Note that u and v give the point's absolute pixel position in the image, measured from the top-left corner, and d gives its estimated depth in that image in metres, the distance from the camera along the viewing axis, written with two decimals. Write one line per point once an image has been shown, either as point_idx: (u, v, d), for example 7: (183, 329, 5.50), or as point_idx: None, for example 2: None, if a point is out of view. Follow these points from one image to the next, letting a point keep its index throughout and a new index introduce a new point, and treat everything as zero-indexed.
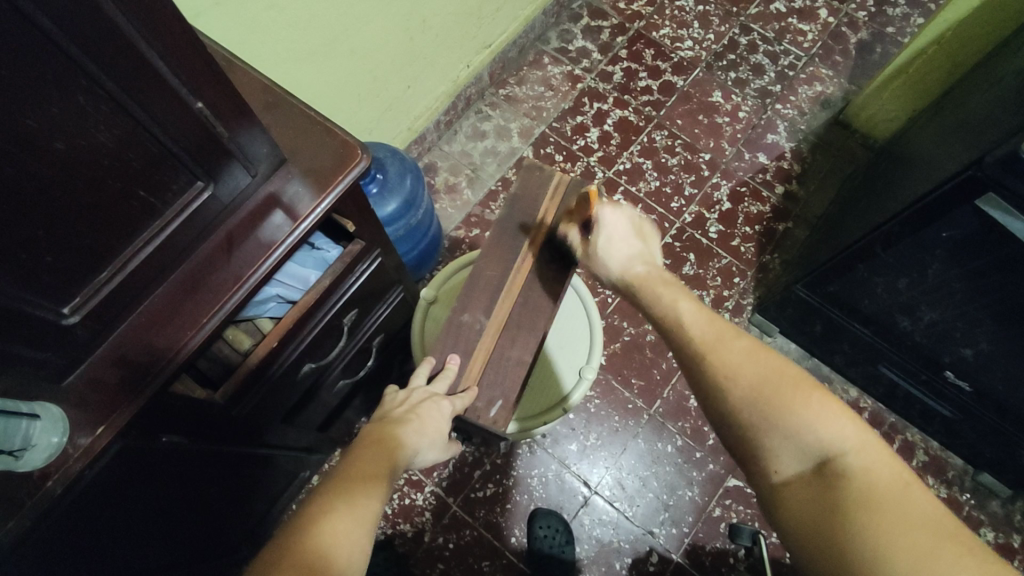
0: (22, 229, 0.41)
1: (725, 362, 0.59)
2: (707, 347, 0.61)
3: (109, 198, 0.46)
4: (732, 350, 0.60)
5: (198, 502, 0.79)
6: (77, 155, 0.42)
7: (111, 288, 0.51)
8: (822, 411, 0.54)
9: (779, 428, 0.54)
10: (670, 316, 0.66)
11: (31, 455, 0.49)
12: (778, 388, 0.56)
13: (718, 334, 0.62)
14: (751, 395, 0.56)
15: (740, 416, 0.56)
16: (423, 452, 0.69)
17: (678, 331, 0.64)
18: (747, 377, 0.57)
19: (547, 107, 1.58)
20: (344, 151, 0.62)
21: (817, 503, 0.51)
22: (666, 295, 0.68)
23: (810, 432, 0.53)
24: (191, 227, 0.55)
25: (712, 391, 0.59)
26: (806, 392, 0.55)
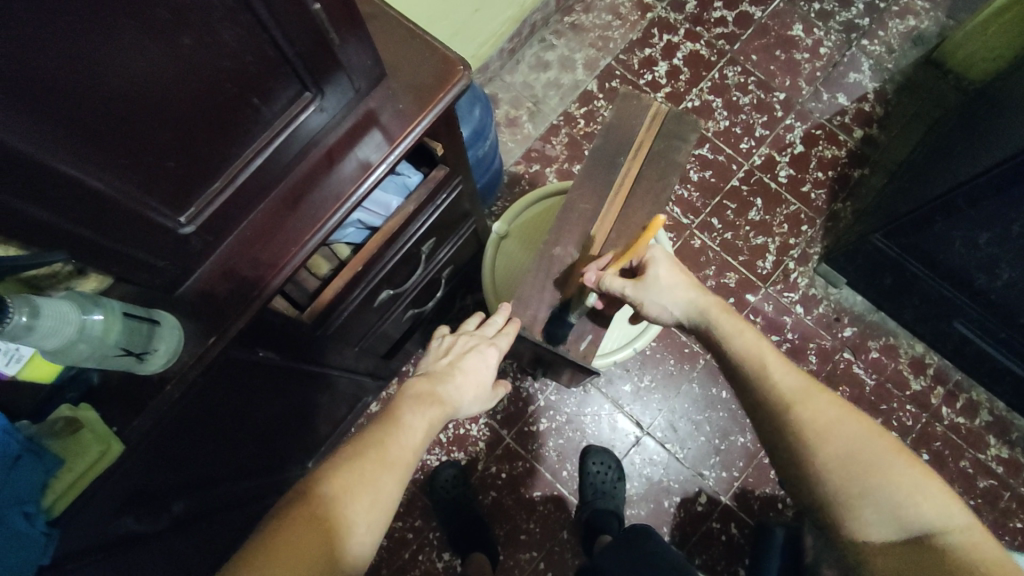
0: (149, 130, 0.41)
1: (815, 422, 0.58)
2: (793, 400, 0.59)
3: (226, 103, 0.44)
4: (823, 410, 0.59)
5: (276, 418, 0.83)
6: (203, 54, 0.40)
7: (223, 199, 0.51)
8: (918, 486, 0.53)
9: (875, 494, 0.54)
10: (755, 369, 0.62)
11: (152, 360, 0.50)
12: (872, 459, 0.55)
13: (805, 387, 0.60)
14: (843, 459, 0.56)
15: (826, 481, 0.56)
16: (468, 406, 0.68)
17: (761, 385, 0.62)
18: (837, 441, 0.57)
19: (613, 37, 1.50)
20: (445, 68, 0.59)
21: (912, 573, 0.50)
22: (748, 339, 0.65)
23: (908, 503, 0.53)
24: (296, 141, 0.54)
25: (797, 456, 0.58)
26: (898, 459, 0.55)
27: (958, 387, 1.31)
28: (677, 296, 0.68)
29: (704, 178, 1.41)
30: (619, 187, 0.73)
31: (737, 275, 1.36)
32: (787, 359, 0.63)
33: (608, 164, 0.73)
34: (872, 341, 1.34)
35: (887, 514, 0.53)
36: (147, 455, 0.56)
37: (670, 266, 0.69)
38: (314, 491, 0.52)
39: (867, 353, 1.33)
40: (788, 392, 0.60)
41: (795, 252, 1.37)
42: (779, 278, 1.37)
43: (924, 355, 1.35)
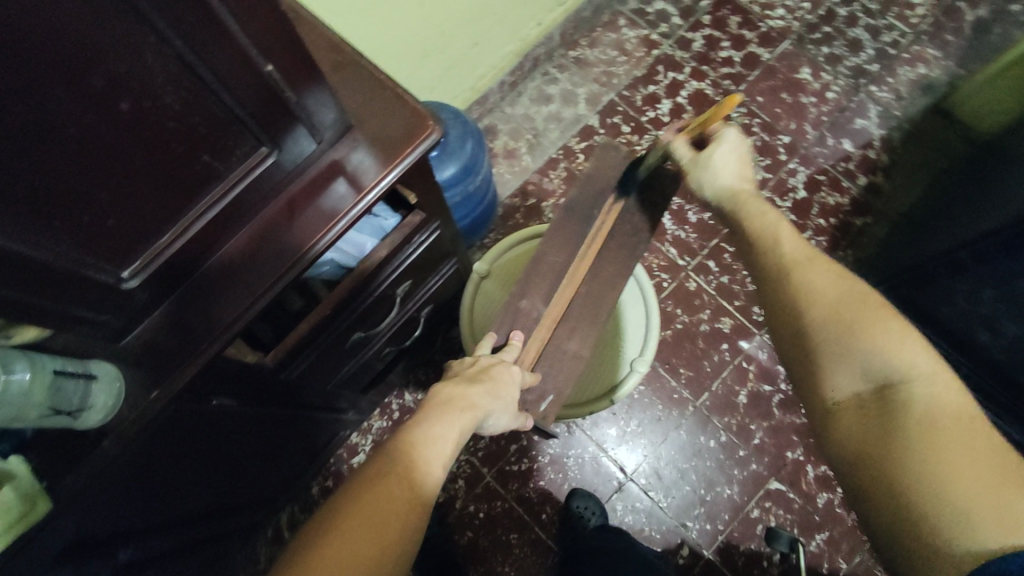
0: (84, 192, 0.39)
1: (811, 282, 0.59)
2: (794, 267, 0.60)
3: (172, 162, 0.43)
4: (819, 272, 0.59)
5: (242, 456, 0.81)
6: (145, 117, 0.39)
7: (171, 254, 0.49)
8: (896, 338, 0.53)
9: (857, 345, 0.54)
10: (767, 235, 0.64)
11: (87, 417, 0.48)
12: (860, 313, 0.55)
13: (810, 256, 0.61)
14: (830, 311, 0.56)
15: (809, 333, 0.57)
16: (495, 416, 0.67)
17: (771, 249, 0.63)
18: (827, 297, 0.57)
19: (617, 73, 1.49)
20: (414, 121, 0.58)
21: (871, 430, 0.51)
22: (768, 218, 0.66)
23: (885, 355, 0.53)
24: (251, 194, 0.52)
25: (786, 303, 0.60)
26: (891, 319, 0.55)
27: None
28: (724, 174, 0.70)
29: (702, 219, 1.39)
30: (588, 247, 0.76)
31: (731, 320, 1.33)
32: (800, 238, 0.63)
33: (579, 218, 0.77)
34: None
35: (861, 364, 0.54)
36: (84, 508, 0.54)
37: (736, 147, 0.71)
38: (373, 474, 0.55)
39: None
40: (789, 258, 0.61)
41: None
42: None
43: None
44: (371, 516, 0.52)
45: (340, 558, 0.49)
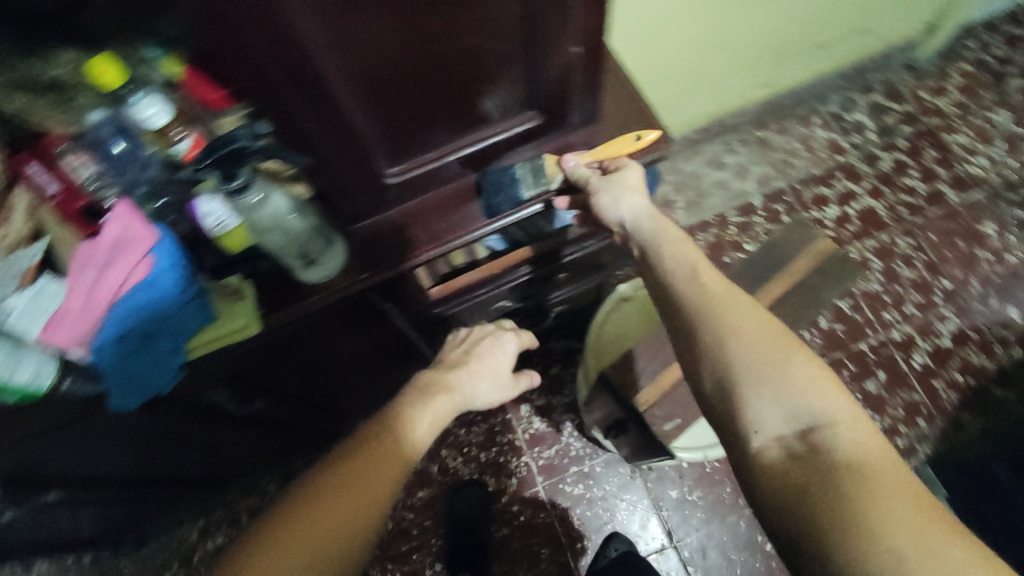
0: (406, 93, 0.50)
1: (740, 322, 0.54)
2: (712, 306, 0.56)
3: (469, 97, 0.53)
4: (736, 308, 0.55)
5: (364, 366, 0.91)
6: (475, 55, 0.49)
7: (426, 169, 0.60)
8: (810, 378, 0.51)
9: (786, 387, 0.51)
10: (684, 266, 0.59)
11: (313, 270, 0.60)
12: (776, 352, 0.52)
13: (726, 290, 0.57)
14: (753, 352, 0.53)
15: (732, 374, 0.53)
16: (484, 393, 0.72)
17: (685, 282, 0.58)
18: (750, 336, 0.54)
19: (795, 165, 1.53)
20: (647, 134, 0.66)
21: (799, 483, 0.48)
22: (677, 245, 0.61)
23: (804, 398, 0.51)
24: (500, 146, 0.62)
25: (707, 344, 0.55)
26: (801, 353, 0.53)
27: None
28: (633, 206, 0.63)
29: (833, 329, 1.36)
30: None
31: None
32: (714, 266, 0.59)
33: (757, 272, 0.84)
34: None
35: (782, 406, 0.51)
36: (270, 340, 0.65)
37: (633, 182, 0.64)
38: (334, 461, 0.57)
39: None
40: (707, 292, 0.57)
41: (900, 440, 1.28)
42: None
43: None
44: (326, 501, 0.53)
45: (287, 541, 0.51)
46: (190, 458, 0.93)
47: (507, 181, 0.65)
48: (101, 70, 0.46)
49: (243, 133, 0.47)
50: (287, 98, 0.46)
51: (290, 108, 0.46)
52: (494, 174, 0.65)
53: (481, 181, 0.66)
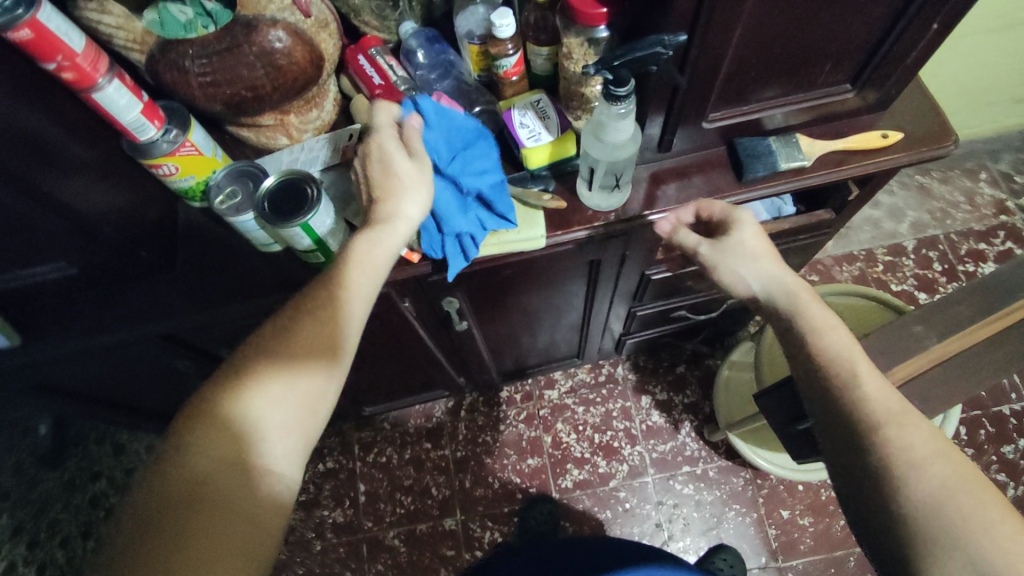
0: (774, 42, 0.51)
1: (919, 446, 0.49)
2: (888, 420, 0.51)
3: (813, 57, 0.55)
4: (919, 436, 0.50)
5: (553, 305, 0.95)
6: (852, 14, 0.50)
7: (729, 121, 0.61)
8: (1011, 534, 0.45)
9: (968, 538, 0.45)
10: (844, 375, 0.54)
11: (593, 196, 0.63)
12: (965, 499, 0.47)
13: (904, 413, 0.51)
14: (940, 491, 0.47)
15: (911, 512, 0.48)
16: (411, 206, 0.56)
17: (848, 393, 0.53)
18: (935, 471, 0.48)
19: (955, 216, 1.50)
20: (939, 130, 0.64)
21: None
22: (836, 347, 0.55)
23: (1007, 559, 0.44)
24: (796, 115, 0.63)
25: (878, 474, 0.50)
26: (995, 499, 0.47)
27: None
28: (760, 271, 0.59)
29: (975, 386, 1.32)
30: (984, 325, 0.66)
31: None
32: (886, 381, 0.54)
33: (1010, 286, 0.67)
34: None
35: (980, 565, 0.44)
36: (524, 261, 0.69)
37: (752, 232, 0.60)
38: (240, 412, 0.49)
39: None
40: (882, 411, 0.51)
41: None
42: None
43: None
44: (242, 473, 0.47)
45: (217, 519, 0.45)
46: (363, 363, 0.98)
47: (766, 150, 0.63)
48: None
49: (670, 39, 0.48)
50: (698, 20, 0.47)
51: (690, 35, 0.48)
52: (749, 143, 0.63)
53: (734, 147, 0.64)
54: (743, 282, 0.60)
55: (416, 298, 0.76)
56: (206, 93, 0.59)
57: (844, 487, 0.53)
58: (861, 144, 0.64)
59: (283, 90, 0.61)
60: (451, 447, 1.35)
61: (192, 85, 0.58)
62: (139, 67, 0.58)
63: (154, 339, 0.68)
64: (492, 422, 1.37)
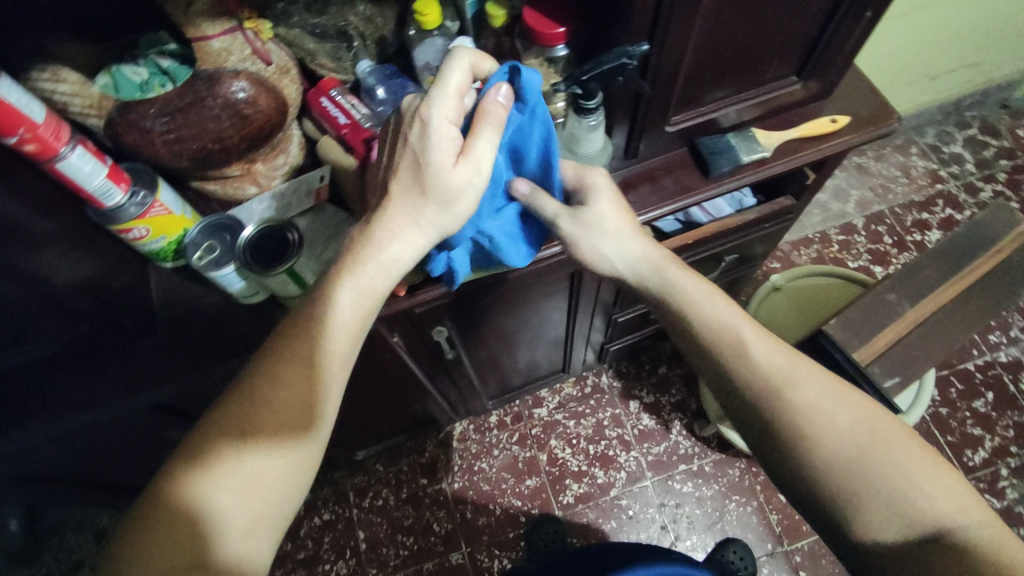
0: (724, 42, 0.54)
1: (816, 410, 0.52)
2: (785, 384, 0.53)
3: (761, 53, 0.58)
4: (813, 389, 0.53)
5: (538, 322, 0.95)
6: (791, 11, 0.54)
7: (692, 122, 0.63)
8: (908, 459, 0.51)
9: (883, 488, 0.50)
10: (730, 340, 0.56)
11: None
12: (873, 442, 0.51)
13: (794, 365, 0.54)
14: (850, 442, 0.51)
15: (832, 472, 0.51)
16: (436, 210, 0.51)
17: (743, 364, 0.55)
18: (839, 425, 0.52)
19: (895, 190, 1.58)
20: (881, 110, 0.69)
21: None
22: (718, 312, 0.57)
23: (918, 493, 0.50)
24: (752, 110, 0.66)
25: (791, 436, 0.53)
26: (890, 426, 0.53)
27: None
28: (629, 248, 0.59)
29: None
30: (949, 286, 0.72)
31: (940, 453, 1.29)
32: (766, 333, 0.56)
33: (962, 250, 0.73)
34: None
35: (894, 507, 0.50)
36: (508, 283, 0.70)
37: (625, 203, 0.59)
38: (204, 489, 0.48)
39: None
40: (775, 376, 0.54)
41: (1013, 461, 1.28)
42: (987, 477, 1.27)
43: None
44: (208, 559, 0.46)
45: None
46: (354, 406, 0.96)
47: (726, 146, 0.66)
48: (428, 11, 0.58)
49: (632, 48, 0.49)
50: (658, 22, 0.49)
51: (652, 38, 0.50)
52: (710, 141, 0.66)
53: (696, 148, 0.67)
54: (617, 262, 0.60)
55: (404, 332, 0.75)
56: (171, 150, 0.58)
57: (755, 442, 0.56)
58: (813, 132, 0.67)
59: (252, 137, 0.61)
60: (448, 480, 1.33)
61: (156, 143, 0.56)
62: (97, 133, 0.57)
63: (140, 410, 0.65)
64: (486, 448, 1.36)
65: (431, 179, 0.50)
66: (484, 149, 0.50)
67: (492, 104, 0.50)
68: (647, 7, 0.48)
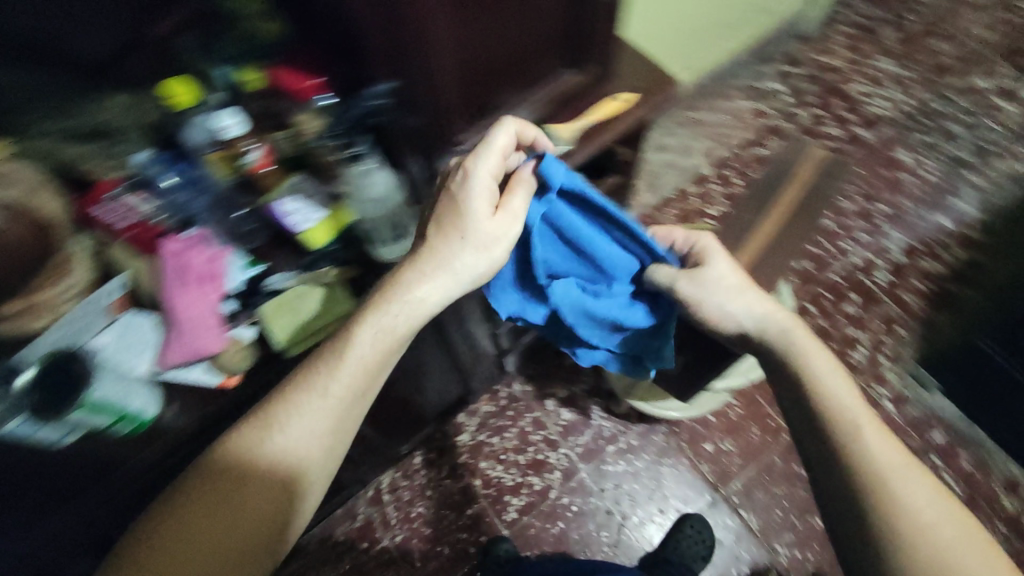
0: (482, 58, 0.54)
1: (909, 494, 0.54)
2: (890, 472, 0.56)
3: (525, 57, 0.59)
4: (913, 484, 0.55)
5: (418, 358, 0.93)
6: (535, 14, 0.55)
7: (485, 136, 0.63)
8: (980, 557, 0.52)
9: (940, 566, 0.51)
10: (831, 415, 0.61)
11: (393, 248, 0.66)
12: (947, 533, 0.52)
13: (905, 469, 0.56)
14: (931, 528, 0.52)
15: (898, 542, 0.53)
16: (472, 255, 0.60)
17: (846, 440, 0.59)
18: (923, 512, 0.53)
19: (730, 135, 1.70)
20: (659, 81, 0.73)
21: None
22: (842, 403, 0.61)
23: None
24: (541, 110, 0.67)
25: (871, 508, 0.55)
26: (972, 526, 0.54)
27: None
28: (752, 309, 0.69)
29: (804, 267, 1.50)
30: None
31: None
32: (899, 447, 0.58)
33: None
34: (964, 451, 1.31)
35: None
36: None
37: (731, 272, 0.69)
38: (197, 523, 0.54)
39: (957, 463, 1.30)
40: (880, 462, 0.57)
41: (888, 350, 1.41)
42: (871, 371, 1.39)
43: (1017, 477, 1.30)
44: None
45: None
46: None
47: None
48: (179, 90, 0.57)
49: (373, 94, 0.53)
50: (405, 65, 0.49)
51: (406, 77, 0.50)
52: None
53: None
54: (732, 318, 0.69)
55: None
56: None
57: (829, 507, 0.59)
58: (605, 115, 0.70)
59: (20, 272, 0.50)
60: (389, 535, 1.29)
61: None
62: None
63: None
64: (419, 491, 1.32)
65: (468, 228, 0.60)
66: (518, 205, 0.60)
67: (527, 173, 0.61)
68: (382, 48, 0.48)
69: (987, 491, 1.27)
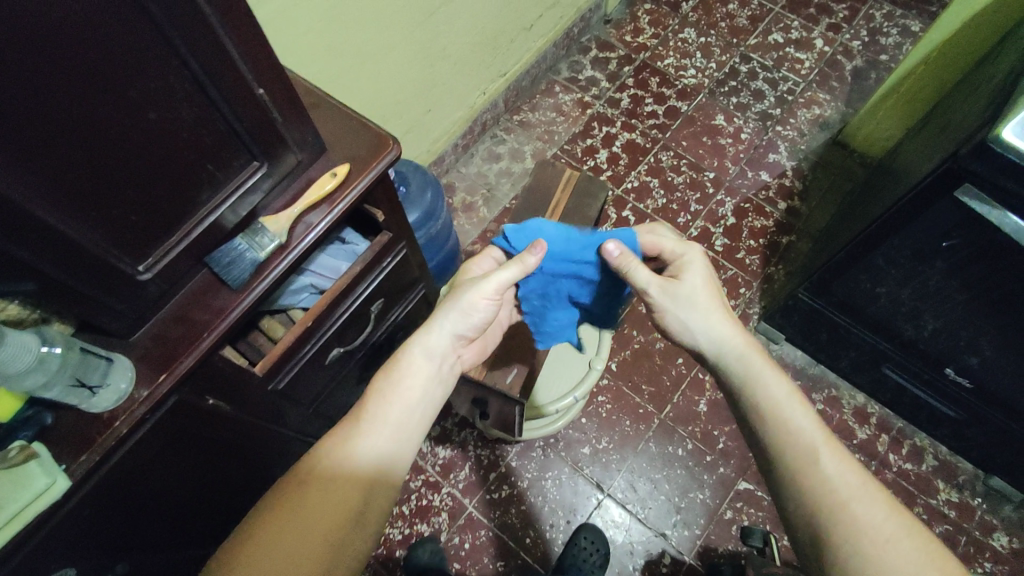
0: (114, 188, 0.49)
1: (829, 465, 0.63)
2: (813, 449, 0.64)
3: (184, 168, 0.53)
4: (831, 458, 0.63)
5: (234, 463, 0.88)
6: (166, 127, 0.50)
7: (177, 252, 0.58)
8: (887, 517, 0.60)
9: (850, 515, 0.60)
10: (763, 402, 0.69)
11: (99, 398, 0.57)
12: (854, 493, 0.61)
13: (827, 445, 0.65)
14: (842, 487, 0.62)
15: (813, 490, 0.62)
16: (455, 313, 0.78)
17: (774, 419, 0.67)
18: (834, 476, 0.62)
19: (558, 131, 1.70)
20: (379, 142, 0.70)
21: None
22: (776, 394, 0.69)
23: (878, 531, 0.59)
24: (244, 206, 0.62)
25: (788, 467, 0.65)
26: (886, 495, 0.62)
27: (902, 434, 1.34)
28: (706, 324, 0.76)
29: None
30: None
31: None
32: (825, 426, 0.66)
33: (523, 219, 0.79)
34: (816, 393, 1.38)
35: (848, 529, 0.59)
36: (96, 494, 0.62)
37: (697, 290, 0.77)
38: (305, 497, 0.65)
39: (812, 406, 1.38)
40: (804, 438, 0.65)
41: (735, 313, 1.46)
42: None
43: (866, 405, 1.39)
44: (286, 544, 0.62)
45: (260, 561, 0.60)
46: None
47: (239, 251, 0.63)
48: None
49: None
50: None
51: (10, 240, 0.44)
52: (220, 253, 0.62)
53: (213, 266, 0.63)
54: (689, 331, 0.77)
55: None
56: None
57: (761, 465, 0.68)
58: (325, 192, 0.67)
59: None
60: None
61: None
62: None
63: None
64: None
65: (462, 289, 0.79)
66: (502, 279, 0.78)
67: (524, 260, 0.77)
68: None
69: (841, 427, 1.35)
